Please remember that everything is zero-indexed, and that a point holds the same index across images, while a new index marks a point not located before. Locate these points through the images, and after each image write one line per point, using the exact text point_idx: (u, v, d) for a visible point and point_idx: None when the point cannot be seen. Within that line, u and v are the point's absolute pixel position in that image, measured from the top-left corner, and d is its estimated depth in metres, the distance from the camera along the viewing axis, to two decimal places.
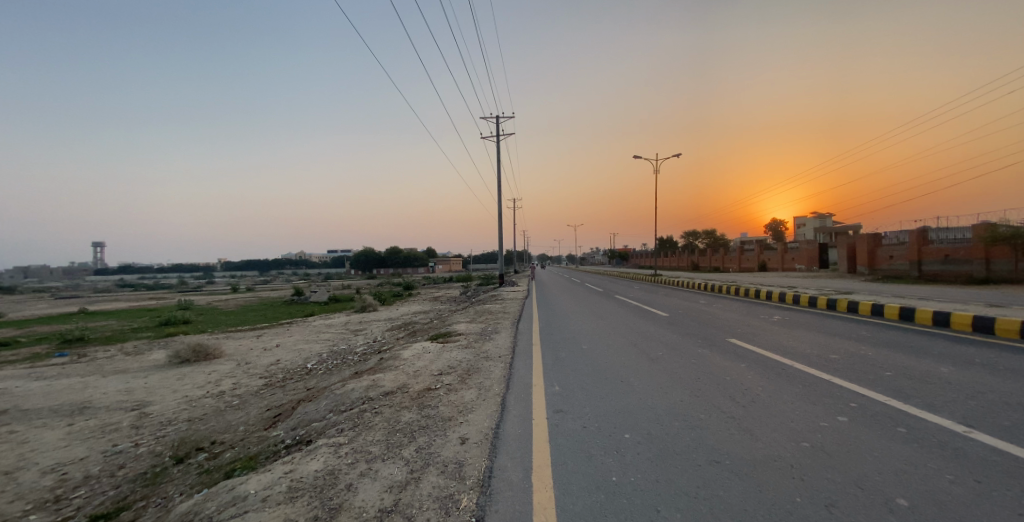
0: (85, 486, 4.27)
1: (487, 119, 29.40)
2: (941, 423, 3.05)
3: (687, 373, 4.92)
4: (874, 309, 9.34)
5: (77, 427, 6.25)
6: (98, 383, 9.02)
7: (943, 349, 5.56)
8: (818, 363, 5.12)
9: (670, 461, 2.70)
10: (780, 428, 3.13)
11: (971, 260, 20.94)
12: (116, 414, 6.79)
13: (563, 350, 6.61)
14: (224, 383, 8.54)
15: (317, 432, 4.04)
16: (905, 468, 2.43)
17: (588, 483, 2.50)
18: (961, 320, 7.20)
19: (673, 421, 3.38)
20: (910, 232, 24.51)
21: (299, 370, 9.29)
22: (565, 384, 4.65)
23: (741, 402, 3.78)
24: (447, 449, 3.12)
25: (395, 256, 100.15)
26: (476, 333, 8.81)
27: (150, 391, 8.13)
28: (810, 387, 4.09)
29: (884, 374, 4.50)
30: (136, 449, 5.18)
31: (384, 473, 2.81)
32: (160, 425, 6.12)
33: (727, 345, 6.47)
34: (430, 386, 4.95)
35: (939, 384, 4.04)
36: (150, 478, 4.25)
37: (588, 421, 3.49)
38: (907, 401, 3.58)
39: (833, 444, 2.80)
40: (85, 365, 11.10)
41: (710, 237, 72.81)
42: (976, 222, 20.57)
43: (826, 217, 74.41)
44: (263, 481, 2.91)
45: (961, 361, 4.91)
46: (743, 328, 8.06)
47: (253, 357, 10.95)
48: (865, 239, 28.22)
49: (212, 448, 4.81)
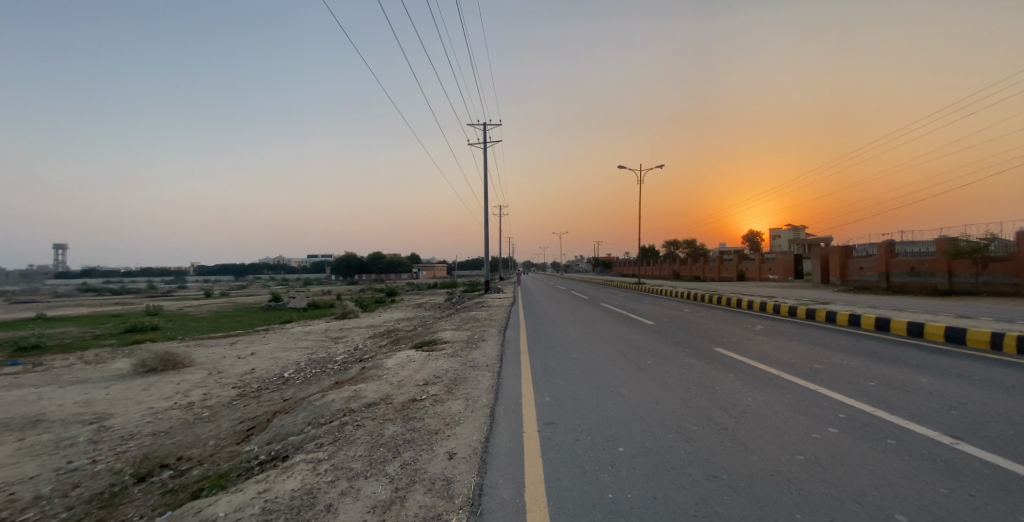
0: (35, 508, 3.92)
1: (478, 125, 31.06)
2: (930, 435, 3.08)
3: (677, 383, 4.91)
4: (851, 319, 9.61)
5: (28, 442, 5.78)
6: (54, 394, 8.44)
7: (920, 360, 5.73)
8: (802, 372, 5.18)
9: (666, 476, 2.63)
10: (773, 439, 3.10)
11: (934, 273, 21.93)
12: (72, 428, 6.32)
13: (551, 359, 6.55)
14: (194, 393, 8.11)
15: (294, 447, 3.81)
16: (899, 481, 2.42)
17: (583, 500, 2.40)
18: (934, 330, 7.47)
19: (668, 433, 3.32)
20: (879, 245, 25.55)
21: (275, 380, 8.92)
22: (555, 394, 4.59)
23: (733, 413, 3.76)
24: (435, 465, 2.97)
25: (379, 261, 99.16)
26: (463, 341, 8.63)
27: (111, 403, 7.64)
28: (798, 397, 4.13)
29: (869, 384, 4.57)
30: (93, 466, 4.82)
31: (367, 491, 2.65)
32: (121, 440, 5.72)
33: (713, 354, 6.53)
34: (415, 396, 4.77)
35: (922, 395, 4.12)
36: (107, 498, 3.92)
37: (581, 433, 3.41)
38: (893, 412, 3.62)
39: (827, 457, 2.78)
40: (42, 375, 10.42)
41: (690, 247, 74.37)
42: (940, 236, 21.60)
43: (800, 230, 77.21)
44: (234, 502, 2.70)
45: (940, 372, 5.06)
46: (728, 337, 8.17)
47: (225, 366, 10.48)
48: (837, 250, 29.28)
49: (178, 466, 4.50)
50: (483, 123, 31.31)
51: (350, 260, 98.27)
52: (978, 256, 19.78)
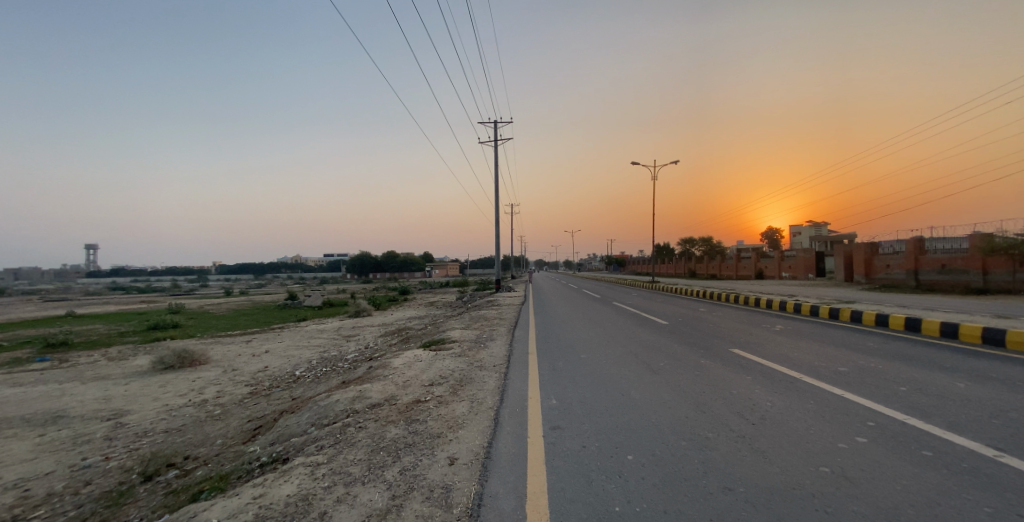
0: (46, 505, 3.95)
1: (489, 123, 31.50)
2: (969, 446, 2.83)
3: (691, 386, 4.70)
4: (879, 319, 9.17)
5: (47, 438, 5.91)
6: (76, 390, 8.65)
7: (956, 363, 5.37)
8: (827, 376, 4.91)
9: (678, 488, 2.45)
10: (795, 450, 2.89)
11: (967, 270, 20.95)
12: (90, 424, 6.46)
13: (561, 360, 6.41)
14: (208, 391, 8.20)
15: (295, 449, 3.75)
16: (937, 498, 2.19)
17: (589, 513, 2.25)
18: (969, 332, 7.06)
19: (680, 441, 3.14)
20: (907, 242, 24.55)
21: (286, 378, 8.98)
22: (563, 397, 4.45)
23: (750, 419, 3.57)
24: (435, 471, 2.85)
25: (394, 261, 100.54)
26: (470, 341, 8.49)
27: (129, 399, 7.80)
28: (821, 403, 3.89)
29: (899, 389, 4.29)
30: (106, 463, 4.88)
31: (364, 498, 2.55)
32: (135, 437, 5.81)
33: (730, 356, 6.28)
34: (419, 398, 4.68)
35: (960, 401, 3.83)
36: (114, 497, 3.94)
37: (588, 440, 3.26)
38: (929, 420, 3.36)
39: (855, 469, 2.57)
40: (66, 371, 10.70)
41: (706, 246, 73.08)
42: (974, 232, 20.64)
43: (822, 225, 75.26)
44: (228, 508, 2.63)
45: (979, 376, 4.72)
46: (746, 338, 7.90)
47: (239, 364, 10.60)
48: (862, 247, 28.24)
49: (185, 465, 4.51)
50: (494, 122, 31.11)
51: (365, 260, 99.41)
52: (1015, 252, 18.84)
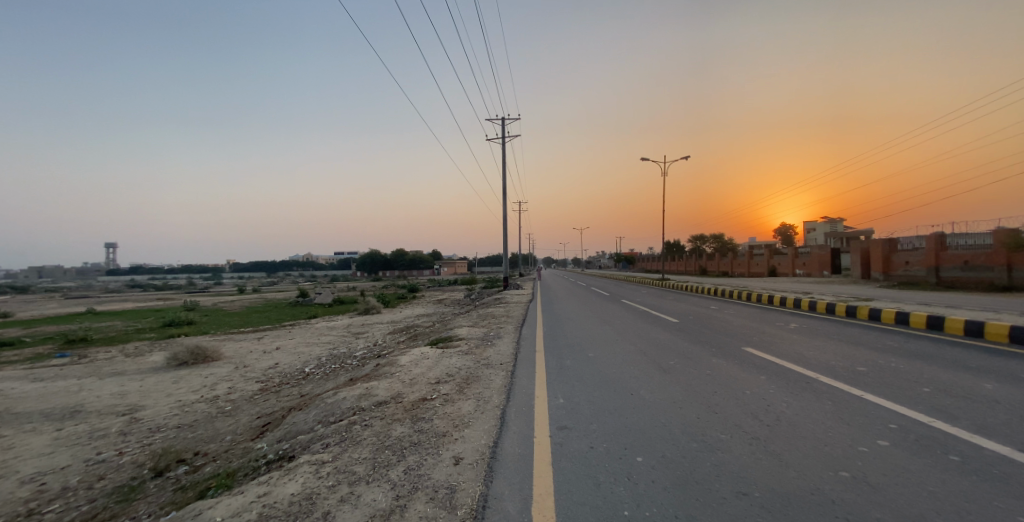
0: (61, 499, 4.00)
1: (494, 120, 31.75)
2: (999, 451, 2.69)
3: (702, 386, 4.60)
4: (899, 317, 8.91)
5: (64, 432, 6.03)
6: (93, 386, 8.83)
7: (981, 363, 5.16)
8: (844, 376, 4.76)
9: (690, 492, 2.37)
10: (813, 453, 2.78)
11: (991, 267, 20.28)
12: (106, 419, 6.58)
13: (568, 359, 6.34)
14: (220, 387, 8.30)
15: (301, 447, 3.75)
16: (967, 507, 2.07)
17: (596, 516, 2.19)
18: (995, 330, 6.78)
19: (690, 443, 3.05)
20: (927, 238, 23.82)
21: (296, 375, 9.04)
22: (570, 396, 4.39)
23: (765, 421, 3.45)
24: (439, 471, 2.81)
25: (403, 259, 101.03)
26: (478, 339, 8.45)
27: (144, 395, 7.93)
28: (839, 404, 3.76)
29: (922, 390, 4.14)
30: (119, 458, 4.95)
31: (367, 498, 2.51)
32: (148, 432, 5.89)
33: (743, 355, 6.15)
34: (425, 396, 4.64)
35: (988, 404, 3.66)
36: (125, 492, 3.98)
37: (596, 441, 3.18)
38: (955, 424, 3.20)
39: (876, 475, 2.45)
40: (85, 367, 10.97)
41: (718, 242, 72.04)
42: (999, 228, 19.86)
43: (837, 222, 73.59)
44: (233, 506, 2.62)
45: (1007, 377, 4.54)
46: (760, 336, 7.73)
47: (251, 361, 10.73)
48: (879, 244, 27.50)
49: (195, 461, 4.54)
50: (500, 119, 31.12)
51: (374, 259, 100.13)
52: None
